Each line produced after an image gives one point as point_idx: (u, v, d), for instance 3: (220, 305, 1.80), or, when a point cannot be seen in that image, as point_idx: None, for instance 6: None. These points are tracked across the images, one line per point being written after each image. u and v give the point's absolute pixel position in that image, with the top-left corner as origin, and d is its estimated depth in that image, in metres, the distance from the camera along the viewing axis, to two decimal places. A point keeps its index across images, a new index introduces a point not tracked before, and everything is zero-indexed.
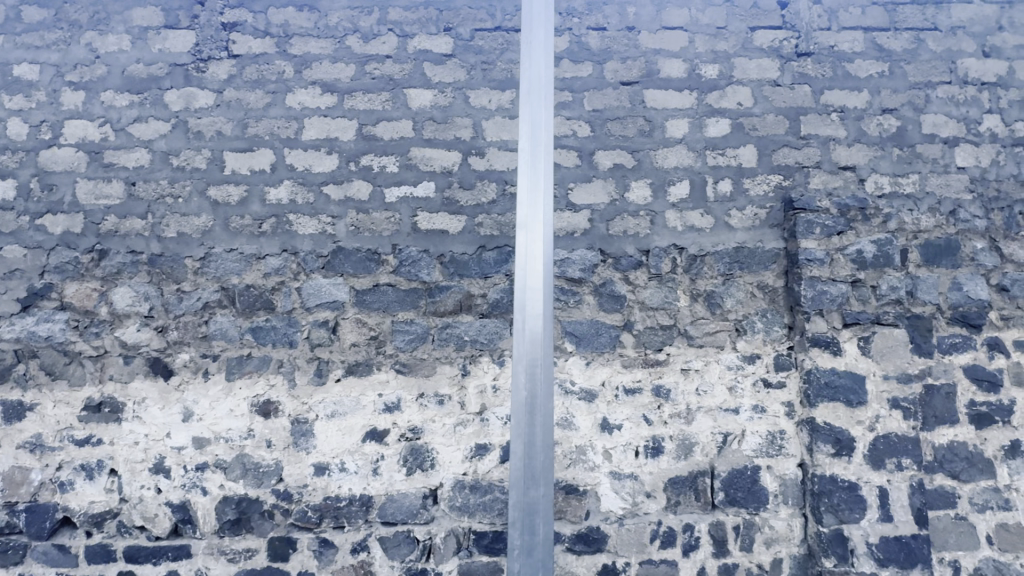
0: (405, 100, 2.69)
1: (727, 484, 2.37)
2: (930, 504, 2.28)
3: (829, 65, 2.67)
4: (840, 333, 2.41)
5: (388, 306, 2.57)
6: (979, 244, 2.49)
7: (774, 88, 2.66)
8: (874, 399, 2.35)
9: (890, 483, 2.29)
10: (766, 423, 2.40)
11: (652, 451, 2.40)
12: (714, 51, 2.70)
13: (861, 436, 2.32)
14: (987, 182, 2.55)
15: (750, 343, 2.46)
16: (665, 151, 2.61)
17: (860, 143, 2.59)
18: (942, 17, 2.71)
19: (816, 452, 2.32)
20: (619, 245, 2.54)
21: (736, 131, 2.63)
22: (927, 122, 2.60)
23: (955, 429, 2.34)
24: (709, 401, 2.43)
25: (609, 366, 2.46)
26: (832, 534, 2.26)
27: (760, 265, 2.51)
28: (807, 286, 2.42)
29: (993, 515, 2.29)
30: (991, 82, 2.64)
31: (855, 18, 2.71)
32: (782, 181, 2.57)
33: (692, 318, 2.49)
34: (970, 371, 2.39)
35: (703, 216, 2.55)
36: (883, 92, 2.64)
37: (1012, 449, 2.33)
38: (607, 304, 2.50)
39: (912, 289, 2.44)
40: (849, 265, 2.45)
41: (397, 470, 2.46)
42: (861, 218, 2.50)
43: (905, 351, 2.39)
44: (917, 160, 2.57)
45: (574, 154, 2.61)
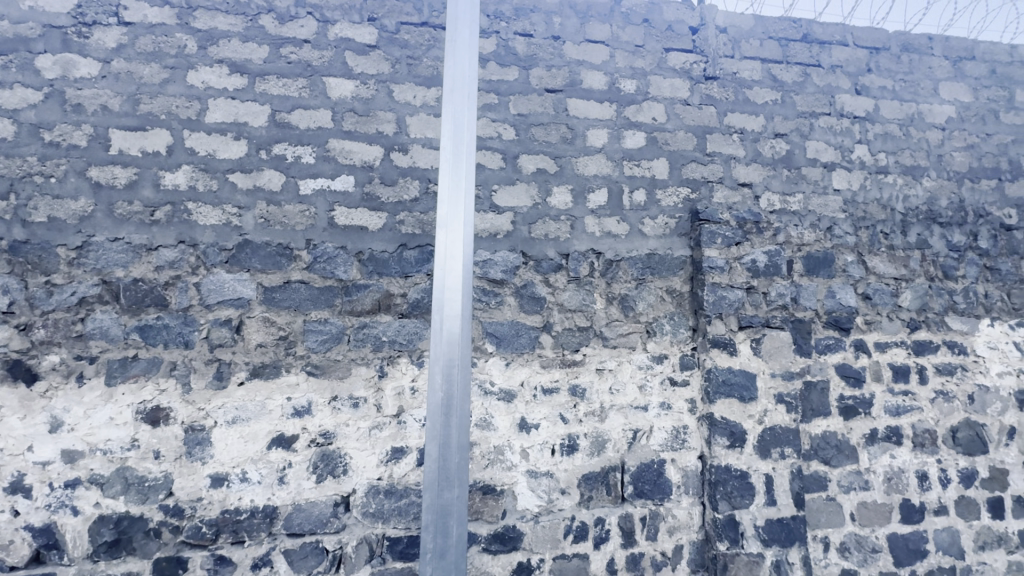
0: (324, 89, 2.56)
1: (636, 478, 2.49)
2: (807, 488, 2.56)
3: (732, 89, 2.92)
4: (736, 335, 2.63)
5: (300, 305, 2.43)
6: (849, 257, 2.84)
7: (685, 106, 2.86)
8: (763, 395, 2.60)
9: (775, 470, 2.54)
10: (671, 419, 2.56)
11: (568, 448, 2.47)
12: (632, 67, 2.85)
13: (752, 428, 2.56)
14: (857, 203, 2.92)
15: (659, 344, 2.62)
16: (585, 159, 2.71)
17: (757, 163, 2.85)
18: (824, 56, 3.07)
19: (713, 444, 2.51)
20: (541, 248, 2.60)
21: (650, 144, 2.79)
22: (811, 148, 2.93)
23: (828, 420, 2.65)
24: (621, 399, 2.55)
25: (528, 367, 2.50)
26: (725, 519, 2.46)
27: (669, 271, 2.68)
28: (709, 292, 2.62)
29: (856, 496, 2.61)
30: (861, 117, 3.03)
31: (754, 49, 2.99)
32: (690, 194, 2.77)
33: (607, 320, 2.60)
34: (840, 369, 2.71)
35: (620, 223, 2.68)
36: (776, 118, 2.93)
37: (871, 437, 2.68)
38: (528, 306, 2.54)
39: (796, 296, 2.73)
40: (745, 273, 2.69)
41: (306, 478, 2.33)
42: (756, 231, 2.75)
43: (789, 352, 2.67)
44: (802, 181, 2.88)
45: (498, 156, 2.64)
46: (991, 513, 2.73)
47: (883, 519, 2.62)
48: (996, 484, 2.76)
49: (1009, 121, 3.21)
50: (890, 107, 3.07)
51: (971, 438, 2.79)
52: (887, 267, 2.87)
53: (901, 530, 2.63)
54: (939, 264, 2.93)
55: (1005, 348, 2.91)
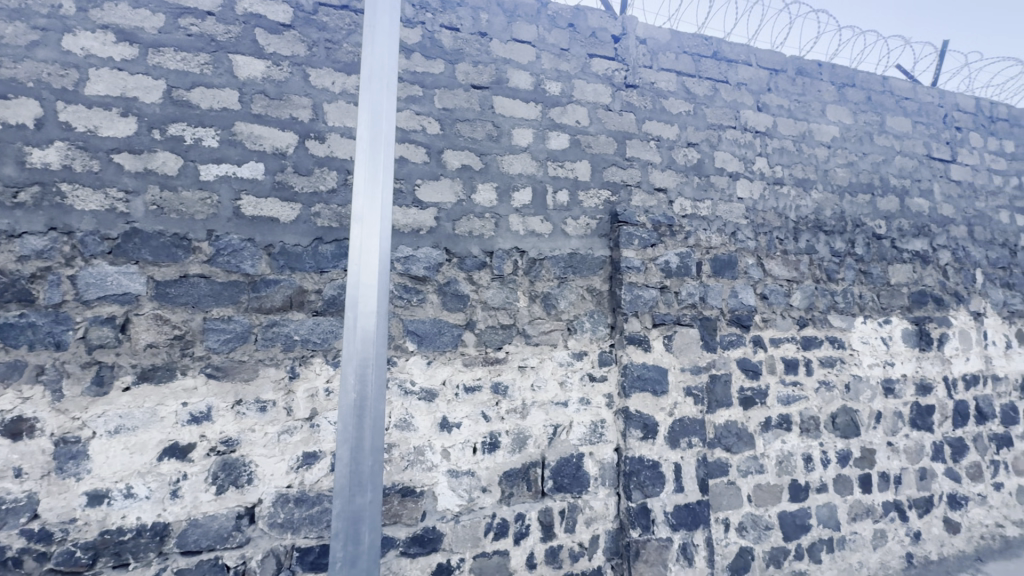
0: (231, 67, 2.36)
1: (555, 472, 2.55)
2: (710, 474, 2.76)
3: (649, 98, 3.07)
4: (650, 332, 2.77)
5: (200, 301, 2.22)
6: (750, 260, 3.09)
7: (607, 112, 2.96)
8: (673, 388, 2.76)
9: (683, 459, 2.71)
10: (590, 414, 2.64)
11: (489, 446, 2.47)
12: (557, 70, 2.91)
13: (663, 420, 2.70)
14: (757, 211, 3.18)
15: (579, 341, 2.69)
16: (510, 158, 2.72)
17: (671, 169, 3.02)
18: (731, 73, 3.31)
19: (628, 436, 2.63)
20: (465, 245, 2.57)
21: (574, 146, 2.85)
22: (718, 158, 3.15)
23: (729, 411, 2.87)
24: (542, 395, 2.59)
25: (450, 365, 2.47)
26: (638, 508, 2.58)
27: (589, 270, 2.76)
28: (626, 291, 2.73)
29: (752, 479, 2.85)
30: (762, 132, 3.30)
31: (670, 61, 3.17)
32: (610, 197, 2.87)
33: (530, 318, 2.63)
34: (741, 363, 2.95)
35: (543, 222, 2.72)
36: (689, 128, 3.12)
37: (766, 425, 2.94)
38: (450, 303, 2.51)
39: (704, 295, 2.93)
40: (659, 273, 2.84)
41: (204, 490, 2.13)
42: (669, 234, 2.91)
43: (697, 347, 2.85)
44: (710, 189, 3.09)
45: (422, 150, 2.58)
46: (861, 488, 3.09)
47: (775, 499, 2.89)
48: (866, 462, 3.13)
49: (881, 143, 3.65)
50: (786, 125, 3.38)
51: (847, 423, 3.14)
52: (782, 270, 3.16)
53: (789, 508, 2.91)
54: (824, 268, 3.27)
55: (875, 342, 3.31)
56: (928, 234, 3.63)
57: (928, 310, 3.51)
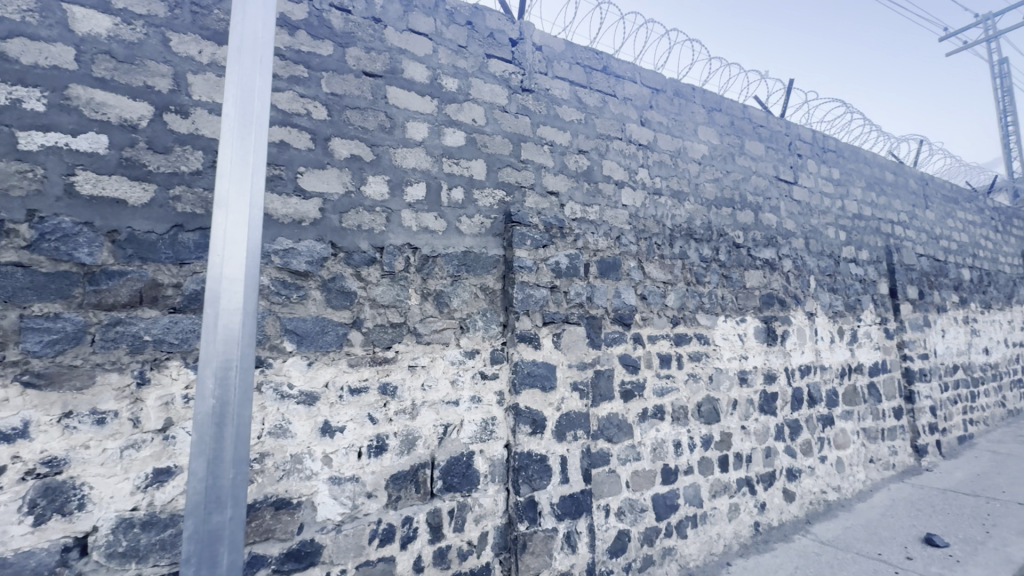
0: (65, 18, 2.00)
1: (445, 472, 2.52)
2: (593, 463, 2.92)
3: (544, 104, 3.18)
4: (540, 330, 2.85)
5: (16, 295, 1.85)
6: (632, 263, 3.33)
7: (503, 113, 3.00)
8: (561, 384, 2.87)
9: (569, 451, 2.83)
10: (481, 412, 2.65)
11: (375, 450, 2.37)
12: (454, 66, 2.88)
13: (551, 415, 2.81)
14: (639, 218, 3.43)
15: (471, 340, 2.68)
16: (404, 151, 2.64)
17: (563, 174, 3.15)
18: (619, 88, 3.54)
19: (517, 432, 2.68)
20: (352, 239, 2.44)
21: (470, 145, 2.85)
22: (606, 166, 3.35)
23: (611, 404, 3.06)
24: (433, 395, 2.54)
25: (333, 366, 2.32)
26: (526, 501, 2.64)
27: (483, 269, 2.77)
28: (518, 290, 2.79)
29: (630, 466, 3.08)
30: (645, 145, 3.58)
31: (564, 71, 3.31)
32: (505, 197, 2.91)
33: (421, 316, 2.57)
34: (622, 359, 3.16)
35: (437, 219, 2.68)
36: (580, 136, 3.28)
37: (643, 415, 3.19)
38: (335, 300, 2.37)
39: (591, 295, 3.09)
40: (550, 273, 2.94)
41: (17, 522, 1.78)
42: (559, 236, 3.03)
43: (583, 344, 3.00)
44: (598, 195, 3.27)
45: (306, 135, 2.40)
46: (720, 468, 3.48)
47: (649, 483, 3.14)
48: (724, 444, 3.54)
49: (741, 163, 4.15)
50: (665, 140, 3.70)
51: (710, 410, 3.52)
52: (659, 273, 3.44)
53: (661, 490, 3.18)
54: (694, 272, 3.63)
55: (733, 338, 3.75)
56: (775, 244, 4.20)
57: (775, 311, 4.06)
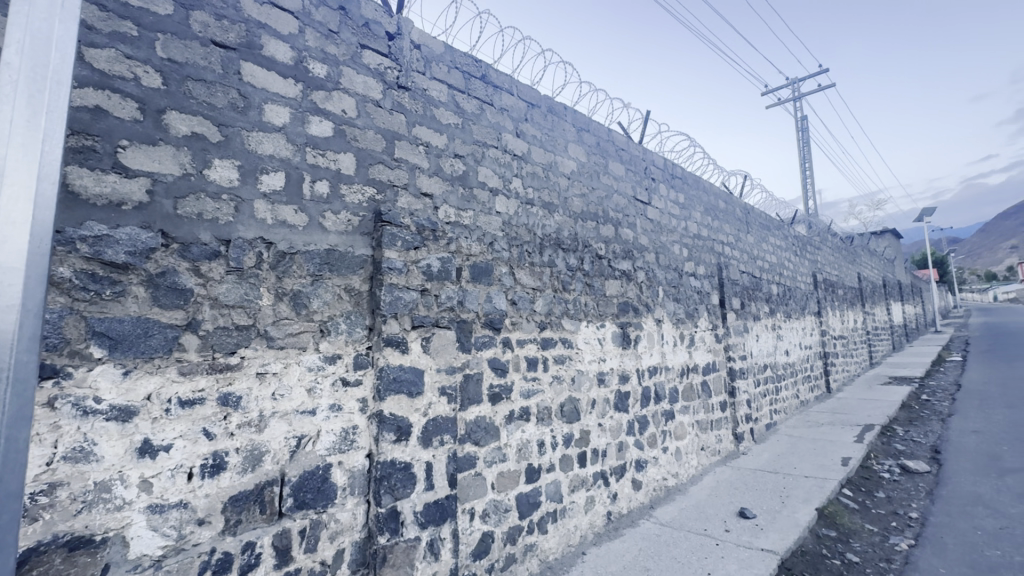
0: None
1: (297, 488, 2.31)
2: (459, 468, 2.92)
3: (420, 104, 3.12)
4: (408, 334, 2.77)
5: None
6: (503, 269, 3.41)
7: (376, 107, 2.88)
8: (428, 389, 2.82)
9: (435, 457, 2.79)
10: (341, 421, 2.49)
11: (211, 469, 2.08)
12: (324, 51, 2.69)
13: (417, 421, 2.74)
14: (512, 226, 3.54)
15: (333, 344, 2.50)
16: (260, 136, 2.39)
17: (437, 176, 3.12)
18: (496, 97, 3.64)
19: (380, 441, 2.57)
20: (190, 229, 2.13)
21: (338, 136, 2.68)
22: (481, 173, 3.39)
23: (479, 407, 3.09)
24: (285, 405, 2.32)
25: (159, 375, 2.00)
26: (387, 512, 2.54)
27: (348, 269, 2.62)
28: (386, 292, 2.68)
29: (496, 467, 3.14)
30: (519, 155, 3.71)
31: (442, 73, 3.30)
32: (375, 195, 2.79)
33: (274, 319, 2.33)
34: (491, 362, 3.22)
35: (297, 213, 2.47)
36: (456, 141, 3.28)
37: (510, 417, 3.28)
38: (164, 299, 2.04)
39: (462, 299, 3.10)
40: (420, 276, 2.89)
41: None
42: (432, 238, 2.99)
43: (453, 349, 2.99)
44: (473, 200, 3.30)
45: (133, 104, 2.04)
46: (579, 464, 3.73)
47: (514, 483, 3.23)
48: (583, 441, 3.79)
49: (605, 181, 4.52)
50: (538, 153, 3.88)
51: (571, 410, 3.75)
52: (528, 279, 3.58)
53: (525, 489, 3.29)
54: (561, 279, 3.85)
55: (593, 342, 4.05)
56: (631, 257, 4.65)
57: (629, 317, 4.48)
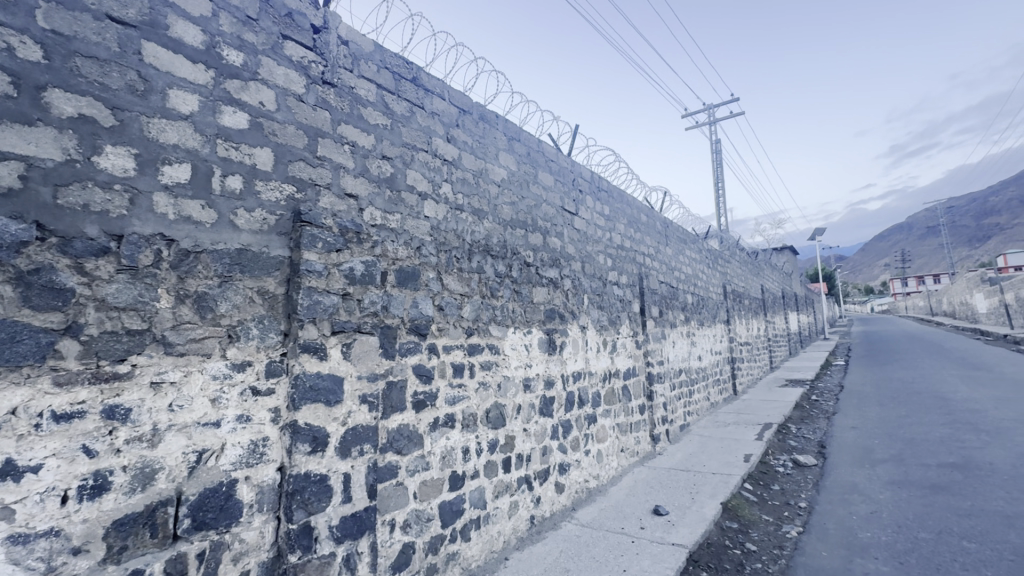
0: None
1: (196, 507, 2.12)
2: (379, 478, 2.83)
3: (347, 102, 3.02)
4: (327, 339, 2.65)
5: None
6: (431, 274, 3.37)
7: (298, 102, 2.74)
8: (348, 397, 2.71)
9: (353, 468, 2.68)
10: (249, 433, 2.32)
11: (92, 491, 1.86)
12: (240, 38, 2.53)
13: (335, 431, 2.62)
14: (440, 231, 3.51)
15: (242, 350, 2.34)
16: (163, 123, 2.20)
17: (363, 177, 3.03)
18: (427, 101, 3.61)
19: (293, 453, 2.42)
20: (73, 222, 1.91)
21: (254, 130, 2.52)
22: (410, 176, 3.34)
23: (402, 415, 3.02)
24: (184, 416, 2.12)
25: (28, 386, 1.76)
26: (299, 528, 2.40)
27: (262, 270, 2.46)
28: (304, 295, 2.55)
29: (419, 476, 3.08)
30: (449, 161, 3.70)
31: (371, 72, 3.22)
32: (295, 193, 2.65)
33: (174, 323, 2.13)
34: (416, 369, 3.16)
35: (205, 208, 2.29)
36: (384, 142, 3.21)
37: (434, 425, 3.23)
38: (38, 299, 1.81)
39: (387, 304, 3.02)
40: (342, 279, 2.78)
41: None
42: (356, 241, 2.89)
43: (375, 355, 2.90)
44: (401, 204, 3.23)
45: (4, 77, 1.80)
46: (503, 469, 3.75)
47: (437, 492, 3.18)
48: (508, 447, 3.83)
49: (534, 190, 4.62)
50: (468, 159, 3.89)
51: (496, 416, 3.77)
52: (456, 285, 3.57)
53: (448, 497, 3.25)
54: (489, 286, 3.87)
55: (520, 348, 4.11)
56: (558, 265, 4.78)
57: (555, 324, 4.60)
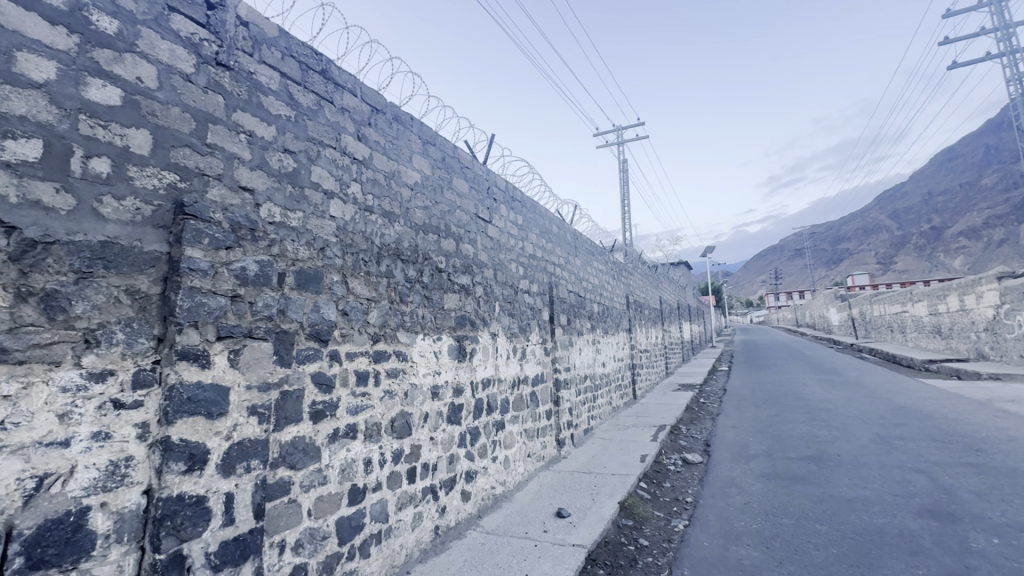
0: None
1: (33, 543, 1.80)
2: (268, 497, 2.60)
3: (245, 88, 2.79)
4: (211, 345, 2.40)
5: None
6: (335, 277, 3.20)
7: (186, 82, 2.48)
8: (234, 409, 2.48)
9: (237, 486, 2.44)
10: (108, 452, 2.02)
11: None
12: (116, 3, 2.24)
13: (217, 446, 2.37)
14: (347, 232, 3.35)
15: (103, 357, 2.04)
16: (6, 89, 1.87)
17: (261, 170, 2.80)
18: (337, 96, 3.45)
19: (165, 473, 2.15)
20: None
21: (129, 108, 2.24)
22: (315, 173, 3.15)
23: (298, 427, 2.82)
24: (21, 436, 1.80)
25: None
26: (168, 558, 2.13)
27: (132, 267, 2.17)
28: (184, 297, 2.29)
29: (314, 492, 2.88)
30: (359, 159, 3.56)
31: (274, 59, 3.00)
32: (177, 182, 2.38)
33: (12, 325, 1.81)
34: (315, 377, 2.97)
35: (60, 193, 1.98)
36: (287, 134, 3.00)
37: (334, 436, 3.05)
38: None
39: (284, 308, 2.82)
40: (232, 280, 2.54)
41: None
42: (250, 238, 2.66)
43: (268, 362, 2.68)
44: (304, 201, 3.04)
45: None
46: (408, 480, 3.64)
47: (334, 508, 3.00)
48: (413, 456, 3.72)
49: (448, 196, 4.59)
50: (380, 159, 3.77)
51: (401, 425, 3.65)
52: (363, 289, 3.42)
53: (347, 513, 3.08)
54: (398, 291, 3.76)
55: (429, 355, 4.03)
56: (471, 272, 4.78)
57: (465, 331, 4.58)
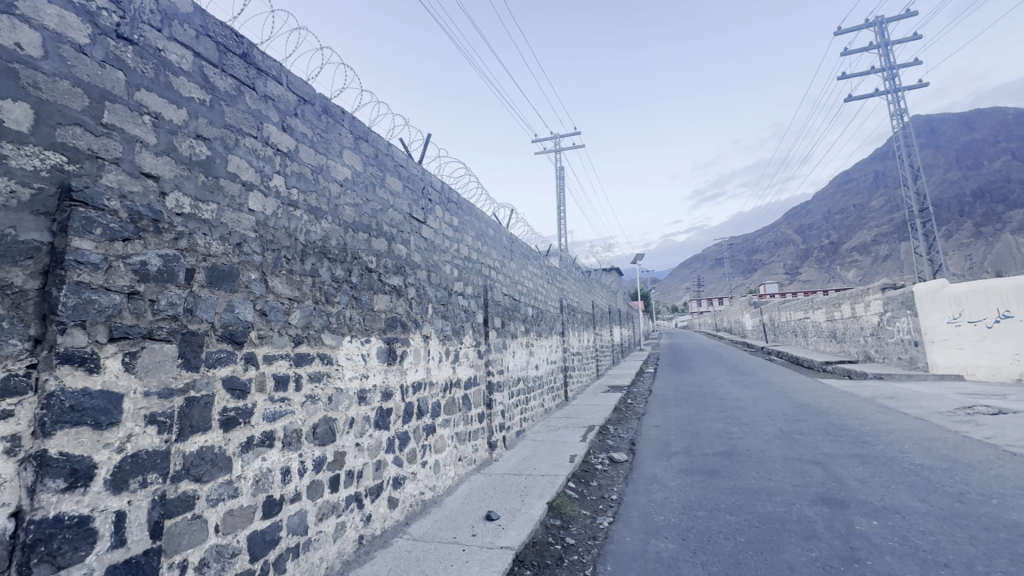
0: None
1: None
2: (168, 513, 2.38)
3: (152, 66, 2.55)
4: (102, 348, 2.16)
5: None
6: (252, 275, 2.99)
7: (78, 54, 2.23)
8: (128, 418, 2.24)
9: (130, 504, 2.21)
10: None
11: None
12: None
13: (106, 460, 2.13)
14: (267, 227, 3.14)
15: None
16: None
17: (168, 157, 2.57)
18: (260, 83, 3.24)
19: (39, 492, 1.90)
20: None
21: (5, 77, 1.97)
22: (232, 162, 2.94)
23: (205, 436, 2.60)
24: None
25: None
26: None
27: (3, 257, 1.90)
28: (68, 293, 2.04)
29: (223, 506, 2.67)
30: (283, 151, 3.36)
31: (187, 37, 2.77)
32: (65, 164, 2.13)
33: None
34: (227, 382, 2.76)
35: None
36: (200, 119, 2.78)
37: (246, 445, 2.85)
38: None
39: (192, 307, 2.59)
40: (130, 275, 2.30)
41: None
42: (152, 230, 2.43)
43: (172, 366, 2.45)
44: (218, 192, 2.82)
45: None
46: (330, 489, 3.47)
47: (245, 522, 2.79)
48: (336, 464, 3.56)
49: (381, 194, 4.46)
50: (307, 153, 3.58)
51: (324, 431, 3.48)
52: (285, 288, 3.23)
53: (260, 526, 2.89)
54: (324, 291, 3.59)
55: (356, 358, 3.88)
56: (403, 273, 4.67)
57: (396, 333, 4.46)
